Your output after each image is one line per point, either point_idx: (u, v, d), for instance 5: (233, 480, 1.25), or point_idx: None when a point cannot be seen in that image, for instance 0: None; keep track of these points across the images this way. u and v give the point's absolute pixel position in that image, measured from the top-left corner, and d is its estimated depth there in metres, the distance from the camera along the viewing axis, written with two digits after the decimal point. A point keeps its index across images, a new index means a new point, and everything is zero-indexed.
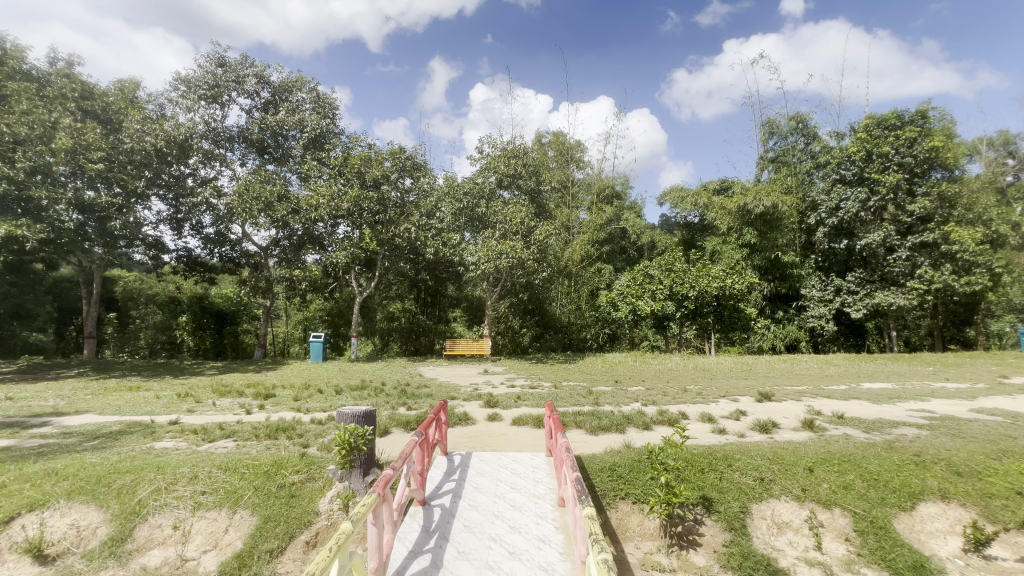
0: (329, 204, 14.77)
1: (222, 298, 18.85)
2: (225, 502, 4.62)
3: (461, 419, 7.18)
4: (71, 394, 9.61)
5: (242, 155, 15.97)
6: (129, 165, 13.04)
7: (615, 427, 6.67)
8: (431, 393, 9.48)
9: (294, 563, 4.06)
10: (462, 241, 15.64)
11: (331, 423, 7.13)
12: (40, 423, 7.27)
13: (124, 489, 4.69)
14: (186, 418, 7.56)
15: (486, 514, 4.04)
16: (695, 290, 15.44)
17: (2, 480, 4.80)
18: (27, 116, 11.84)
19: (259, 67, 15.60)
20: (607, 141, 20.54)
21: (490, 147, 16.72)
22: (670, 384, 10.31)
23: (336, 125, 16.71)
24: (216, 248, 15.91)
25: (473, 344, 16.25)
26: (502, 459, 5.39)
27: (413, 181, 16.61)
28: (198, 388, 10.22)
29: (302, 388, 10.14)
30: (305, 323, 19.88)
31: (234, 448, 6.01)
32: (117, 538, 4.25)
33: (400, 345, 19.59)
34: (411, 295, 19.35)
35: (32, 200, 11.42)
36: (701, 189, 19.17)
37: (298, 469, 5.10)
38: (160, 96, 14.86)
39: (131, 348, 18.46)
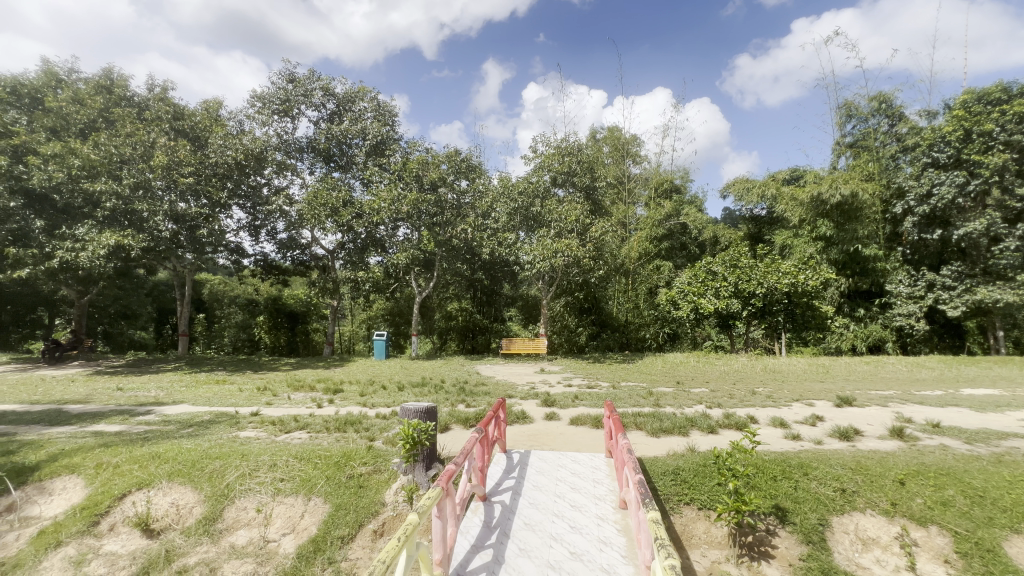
0: (390, 208, 15.31)
1: (294, 299, 20.18)
2: (301, 489, 4.94)
3: (519, 417, 7.22)
4: (169, 387, 10.65)
5: (310, 164, 16.99)
6: (214, 177, 14.26)
7: (677, 429, 6.44)
8: (488, 391, 9.62)
9: (363, 550, 4.28)
10: (517, 241, 15.73)
11: (394, 418, 7.42)
12: (144, 411, 8.13)
13: (214, 473, 5.15)
14: (265, 410, 8.17)
15: (547, 513, 4.05)
16: (763, 286, 14.52)
17: (117, 461, 5.42)
18: (131, 138, 13.30)
19: (325, 80, 16.49)
20: (665, 133, 19.84)
21: (544, 146, 16.72)
22: (736, 386, 9.79)
23: (396, 132, 17.38)
24: (289, 252, 17.00)
25: (529, 343, 16.23)
26: (561, 459, 5.37)
27: (468, 183, 16.95)
28: (275, 383, 11.01)
29: (367, 383, 10.65)
30: (369, 323, 20.82)
31: (307, 439, 6.40)
32: (210, 517, 4.67)
33: (458, 344, 20.02)
34: (468, 294, 19.73)
35: (136, 212, 12.82)
36: (769, 180, 18.03)
37: (365, 461, 5.36)
38: (239, 113, 16.14)
39: (217, 345, 20.18)
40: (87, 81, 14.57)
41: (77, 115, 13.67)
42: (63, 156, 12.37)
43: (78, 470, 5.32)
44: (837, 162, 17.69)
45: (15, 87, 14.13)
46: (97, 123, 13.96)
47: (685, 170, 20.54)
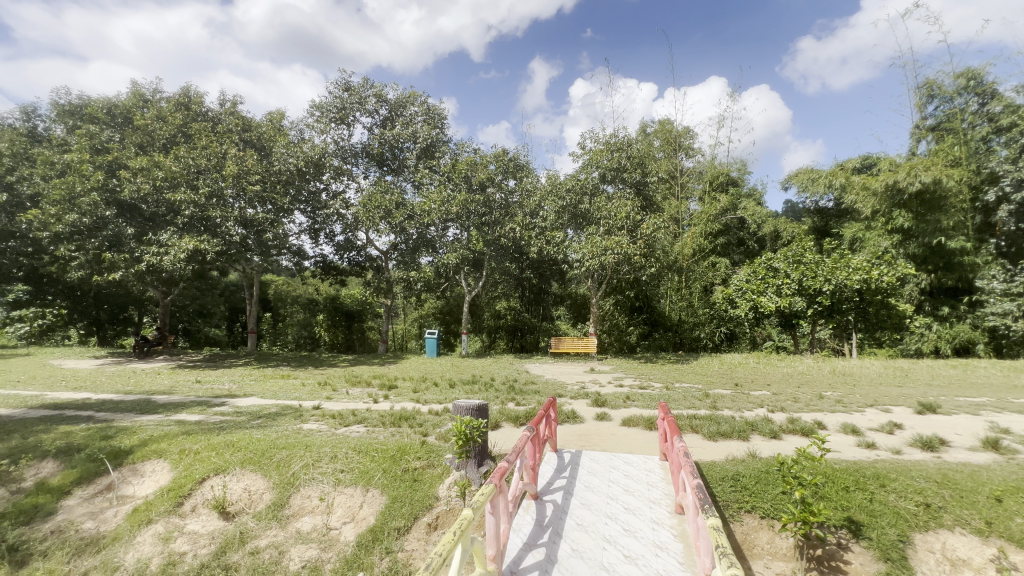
0: (440, 209, 15.66)
1: (350, 299, 21.11)
2: (360, 480, 5.16)
3: (569, 416, 7.17)
4: (240, 380, 11.45)
5: (365, 169, 17.67)
6: (278, 184, 15.17)
7: (737, 433, 6.15)
8: (537, 390, 9.62)
9: (418, 542, 4.41)
10: (565, 239, 15.63)
11: (446, 415, 7.58)
12: (219, 402, 8.81)
13: (282, 463, 5.48)
14: (326, 404, 8.62)
15: (599, 515, 3.99)
16: (831, 283, 13.54)
17: (196, 448, 5.89)
18: (205, 150, 14.39)
19: (378, 87, 17.09)
20: (720, 123, 19.00)
21: (593, 142, 16.48)
22: (801, 389, 9.22)
23: (445, 134, 17.74)
24: (346, 253, 17.77)
25: (578, 342, 16.16)
26: (614, 460, 5.28)
27: (516, 182, 16.99)
28: (334, 378, 11.57)
29: (420, 380, 10.96)
30: (421, 321, 21.38)
31: (365, 433, 6.67)
32: (277, 503, 4.97)
33: (506, 342, 20.17)
34: (516, 293, 19.80)
35: (211, 219, 13.84)
36: (836, 169, 16.84)
37: (419, 455, 5.52)
38: (300, 122, 17.05)
39: (282, 341, 21.45)
40: (169, 99, 15.94)
41: (160, 131, 14.98)
42: (149, 169, 13.59)
43: (164, 455, 5.84)
44: (917, 147, 16.23)
45: (111, 108, 15.71)
46: (177, 138, 15.24)
47: (743, 162, 19.57)
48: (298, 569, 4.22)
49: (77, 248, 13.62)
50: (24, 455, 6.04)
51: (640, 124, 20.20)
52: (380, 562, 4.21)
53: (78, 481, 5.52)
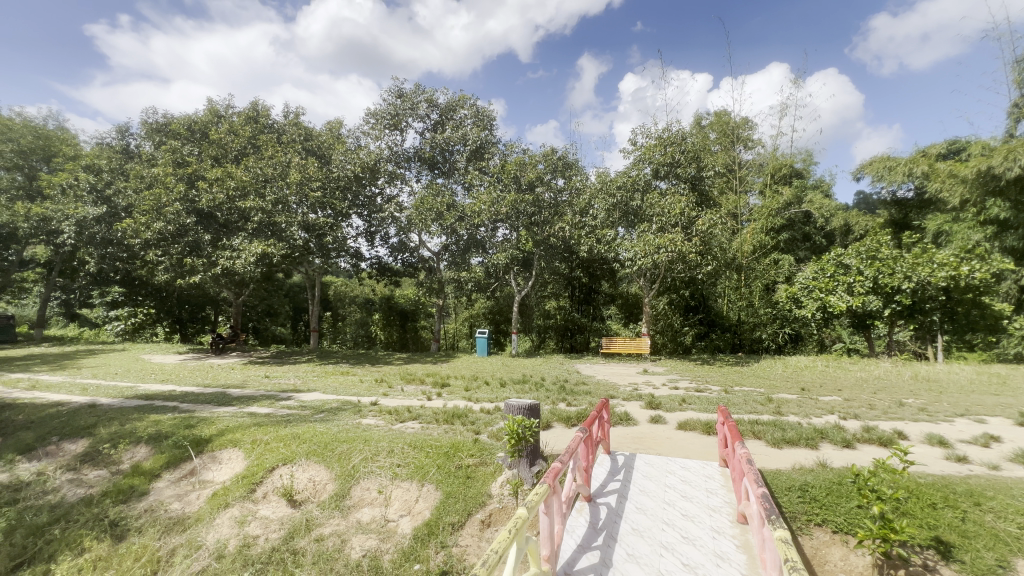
0: (490, 210, 15.83)
1: (404, 299, 21.80)
2: (415, 475, 5.31)
3: (622, 418, 7.04)
4: (304, 376, 12.12)
5: (417, 172, 18.19)
6: (337, 190, 15.92)
7: (804, 441, 5.79)
8: (588, 391, 9.49)
9: (473, 538, 4.49)
10: (616, 237, 15.35)
11: (498, 413, 7.66)
12: (286, 397, 9.38)
13: (343, 455, 5.75)
14: (383, 400, 8.96)
15: (656, 520, 3.88)
16: (912, 280, 12.43)
17: (266, 439, 6.29)
18: (272, 160, 15.36)
19: (429, 93, 17.52)
20: (783, 112, 17.96)
21: (644, 137, 16.07)
22: (878, 396, 8.52)
23: (494, 135, 17.94)
24: (400, 255, 18.32)
25: (630, 342, 15.74)
26: (670, 464, 5.11)
27: (565, 181, 16.86)
28: (390, 376, 12.00)
29: (472, 379, 11.14)
30: (471, 321, 21.68)
31: (419, 429, 6.86)
32: (340, 494, 5.22)
33: (556, 342, 20.07)
34: (566, 293, 19.66)
35: (276, 224, 14.70)
36: (917, 156, 15.45)
37: (472, 453, 5.61)
38: (357, 130, 17.82)
39: (341, 339, 22.49)
40: (240, 114, 17.20)
41: (232, 143, 16.17)
42: (223, 179, 14.68)
43: (238, 444, 6.29)
44: (1016, 128, 14.55)
45: (191, 124, 17.09)
46: (247, 149, 16.39)
47: (808, 152, 18.36)
48: (359, 557, 4.40)
49: (163, 253, 14.93)
50: (122, 440, 6.73)
51: (694, 117, 19.47)
52: (436, 556, 4.31)
53: (166, 465, 6.07)
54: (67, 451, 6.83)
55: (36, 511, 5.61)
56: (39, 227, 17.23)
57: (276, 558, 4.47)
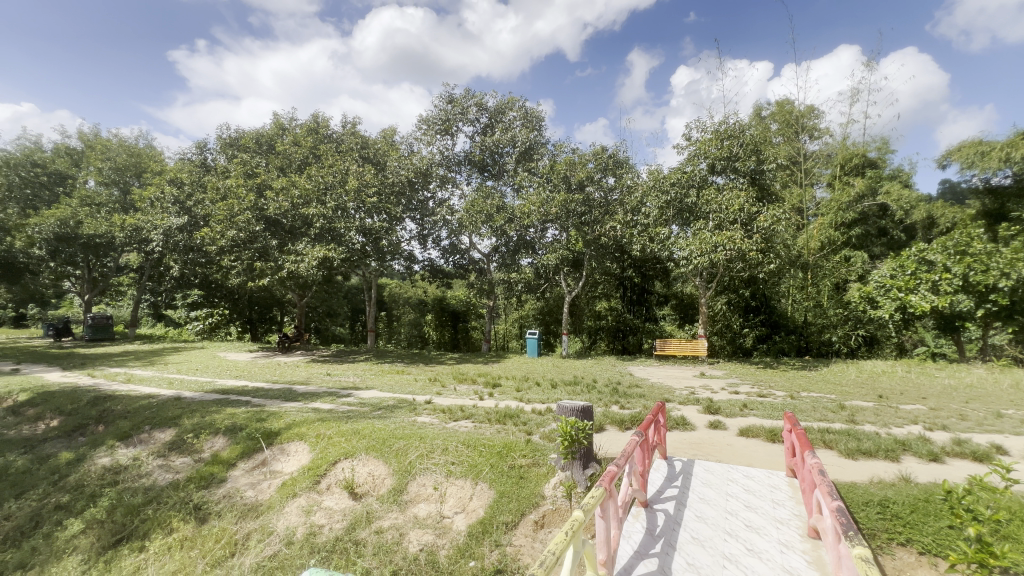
0: (540, 211, 15.84)
1: (455, 300, 22.29)
2: (469, 473, 5.40)
3: (678, 423, 6.81)
4: (363, 374, 12.67)
5: (467, 175, 18.49)
6: (392, 195, 16.52)
7: (883, 452, 5.34)
8: (643, 394, 9.25)
9: (526, 538, 4.50)
10: (670, 235, 14.88)
11: (549, 415, 7.63)
12: (346, 394, 9.84)
13: (400, 451, 5.94)
14: (437, 399, 9.20)
15: (717, 530, 3.71)
16: (1011, 277, 11.16)
17: (328, 434, 6.62)
18: (332, 169, 16.19)
19: (478, 97, 17.79)
20: (854, 98, 16.70)
21: (699, 132, 15.50)
22: (970, 406, 7.72)
23: (543, 136, 17.93)
24: (451, 257, 18.68)
25: (686, 344, 15.28)
26: (731, 472, 4.88)
27: (616, 179, 16.55)
28: (443, 375, 12.30)
29: (523, 379, 11.18)
30: (521, 322, 21.67)
31: (472, 428, 6.97)
32: (397, 489, 5.39)
33: (608, 343, 19.74)
34: (617, 293, 19.30)
35: (335, 229, 15.40)
36: (1016, 138, 13.88)
37: (524, 453, 5.63)
38: (410, 137, 18.40)
39: (396, 339, 23.25)
40: (303, 126, 18.27)
41: (296, 154, 17.20)
42: (288, 188, 15.63)
43: (303, 437, 6.66)
44: None
45: (259, 138, 18.61)
46: (308, 159, 17.37)
47: (884, 140, 16.91)
48: (416, 551, 4.52)
49: (236, 258, 16.09)
50: (203, 431, 7.33)
51: (754, 107, 18.51)
52: (490, 554, 4.36)
53: (241, 455, 6.54)
54: (157, 440, 7.52)
55: (133, 492, 6.22)
56: (132, 236, 19.06)
57: (339, 547, 4.69)
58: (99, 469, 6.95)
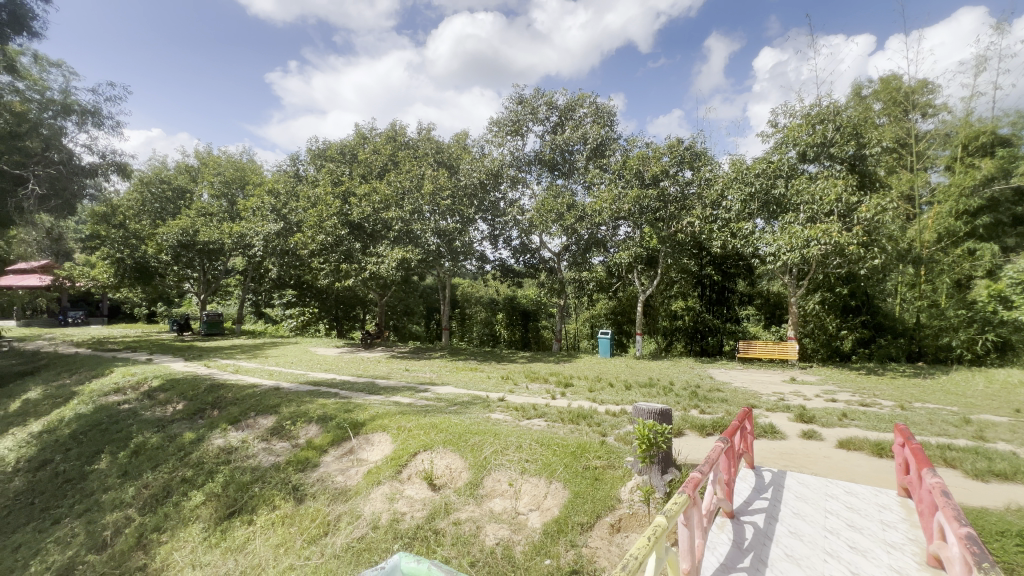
0: (612, 208, 15.53)
1: (526, 299, 22.48)
2: (543, 472, 5.41)
3: (766, 430, 6.35)
4: (439, 371, 13.18)
5: (538, 175, 18.59)
6: (465, 197, 16.97)
7: (1023, 476, 4.61)
8: (725, 398, 8.76)
9: (602, 540, 4.42)
10: (754, 230, 13.95)
11: (624, 416, 7.46)
12: (424, 389, 10.28)
13: (475, 447, 6.11)
14: (509, 397, 9.33)
15: (815, 549, 3.41)
16: None
17: (409, 426, 6.97)
18: (409, 174, 17.01)
19: (548, 96, 17.78)
20: (980, 66, 14.52)
21: (787, 117, 14.35)
22: None
23: (614, 131, 17.51)
24: (522, 256, 18.80)
25: (773, 348, 14.09)
26: (830, 488, 4.47)
27: (693, 172, 15.79)
28: (515, 373, 12.45)
29: (595, 379, 11.03)
30: (592, 322, 21.19)
31: (545, 427, 7.01)
32: (474, 483, 5.52)
33: (685, 345, 18.88)
34: (695, 292, 18.36)
35: (412, 232, 16.09)
36: None
37: (599, 455, 5.56)
38: (481, 139, 18.82)
39: (468, 337, 23.87)
40: (382, 134, 19.39)
41: (376, 162, 18.34)
42: (370, 194, 16.64)
43: (386, 429, 7.05)
44: None
45: (343, 148, 20.05)
46: (387, 165, 18.48)
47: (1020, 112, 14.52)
48: (493, 545, 4.62)
49: (324, 260, 17.25)
50: (299, 419, 8.02)
51: (852, 86, 16.72)
52: (566, 554, 4.34)
53: (332, 443, 7.07)
54: (261, 425, 8.32)
55: (242, 471, 6.97)
56: (238, 242, 21.22)
57: (420, 535, 4.92)
58: (215, 448, 7.84)
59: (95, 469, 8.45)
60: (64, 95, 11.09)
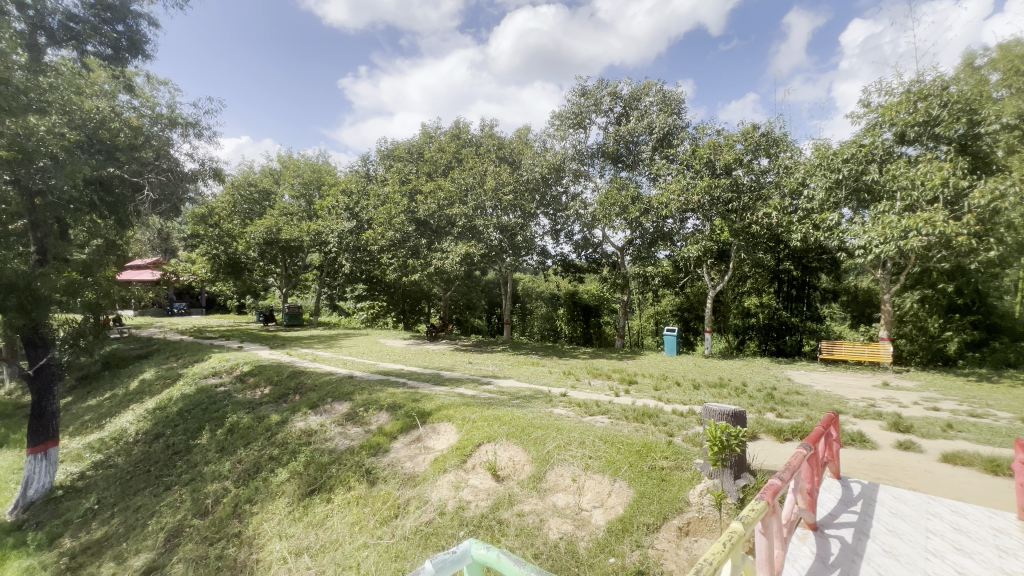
0: (680, 199, 14.90)
1: (588, 294, 22.20)
2: (607, 469, 5.35)
3: (854, 438, 5.84)
4: (501, 364, 13.39)
5: (601, 168, 18.22)
6: (527, 192, 17.01)
7: None
8: (805, 402, 8.16)
9: (669, 543, 4.29)
10: (840, 221, 12.80)
11: (692, 417, 7.17)
12: (487, 382, 10.50)
13: (538, 441, 6.15)
14: (571, 392, 9.29)
15: (914, 572, 3.10)
16: None
17: (473, 418, 7.14)
18: (472, 171, 17.30)
19: (612, 86, 17.32)
20: None
21: (882, 96, 13.01)
22: None
23: (683, 119, 16.73)
24: (584, 251, 18.51)
25: (862, 348, 12.94)
26: (932, 505, 4.03)
27: (769, 160, 14.80)
28: (577, 369, 12.37)
29: (661, 378, 10.68)
30: (657, 318, 20.51)
31: (609, 424, 6.91)
32: (536, 476, 5.55)
33: (759, 344, 17.77)
34: (771, 287, 17.22)
35: (475, 228, 16.37)
36: None
37: (665, 455, 5.40)
38: (543, 134, 18.76)
39: (529, 332, 24.00)
40: (447, 133, 19.92)
41: (441, 160, 18.91)
42: (435, 192, 17.16)
43: (451, 419, 7.28)
44: None
45: (410, 148, 21.03)
46: (452, 163, 18.96)
47: None
48: (556, 539, 4.63)
49: (393, 256, 17.98)
50: (371, 406, 8.47)
51: (963, 56, 14.77)
52: (631, 554, 4.26)
53: (401, 430, 7.42)
54: (337, 411, 8.88)
55: (321, 452, 7.48)
56: (315, 239, 22.72)
57: (485, 523, 5.03)
58: (297, 430, 8.48)
59: (198, 443, 9.46)
60: (170, 110, 12.41)
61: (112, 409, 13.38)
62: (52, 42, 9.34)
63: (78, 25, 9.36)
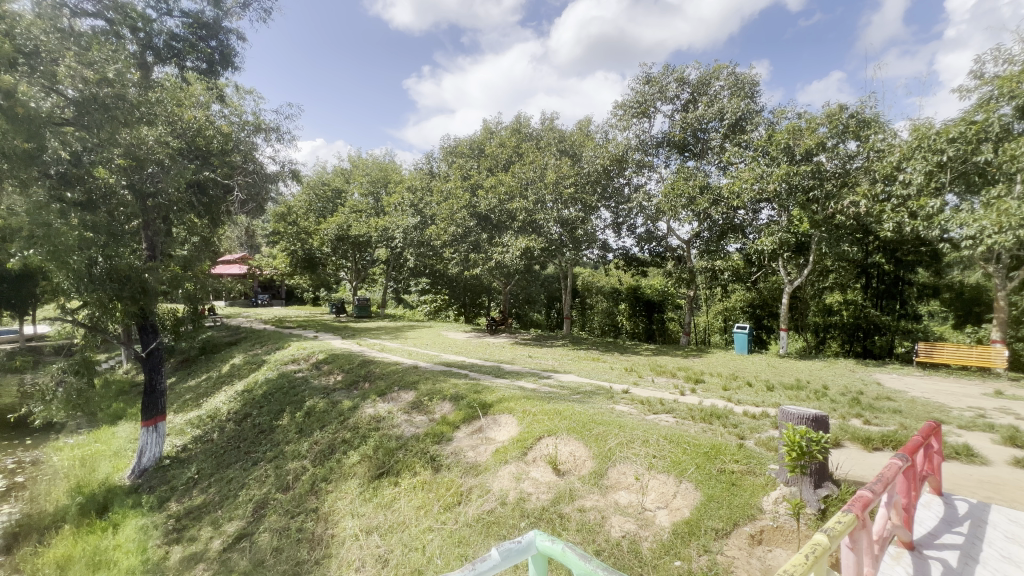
0: (753, 188, 14.01)
1: (651, 289, 21.50)
2: (672, 470, 5.17)
3: (960, 452, 5.23)
4: (561, 358, 13.36)
5: (666, 157, 17.52)
6: (588, 185, 16.73)
7: None
8: (898, 408, 7.42)
9: (740, 551, 4.08)
10: (944, 209, 11.49)
11: (766, 420, 6.76)
12: (547, 376, 10.53)
13: (599, 437, 6.05)
14: (634, 389, 9.07)
15: None
16: None
17: (534, 411, 7.16)
18: (533, 165, 17.27)
19: (679, 71, 16.56)
20: None
21: (999, 65, 11.41)
22: None
23: (757, 103, 15.68)
24: (647, 244, 17.88)
25: (969, 352, 11.52)
26: None
27: (858, 143, 13.50)
28: (639, 365, 12.06)
29: (731, 377, 10.17)
30: (726, 314, 19.53)
31: (674, 423, 6.69)
32: (598, 473, 5.47)
33: (841, 344, 16.62)
34: (858, 282, 15.87)
35: (535, 222, 16.27)
36: None
37: (737, 458, 5.13)
38: (605, 125, 18.34)
39: (589, 327, 23.76)
40: (508, 128, 20.09)
41: (501, 155, 19.08)
42: (496, 186, 17.31)
43: (512, 411, 7.36)
44: None
45: (472, 144, 21.53)
46: (512, 158, 19.08)
47: None
48: (619, 537, 4.55)
49: (455, 250, 18.39)
50: (435, 396, 8.76)
51: None
52: (698, 558, 4.10)
53: (464, 420, 7.61)
54: (403, 399, 9.26)
55: (389, 438, 7.83)
56: (382, 235, 23.78)
57: (546, 517, 5.05)
58: (367, 416, 8.94)
59: (280, 424, 10.27)
60: (255, 117, 13.43)
61: (208, 389, 14.85)
62: (158, 60, 10.40)
63: (179, 43, 10.31)
